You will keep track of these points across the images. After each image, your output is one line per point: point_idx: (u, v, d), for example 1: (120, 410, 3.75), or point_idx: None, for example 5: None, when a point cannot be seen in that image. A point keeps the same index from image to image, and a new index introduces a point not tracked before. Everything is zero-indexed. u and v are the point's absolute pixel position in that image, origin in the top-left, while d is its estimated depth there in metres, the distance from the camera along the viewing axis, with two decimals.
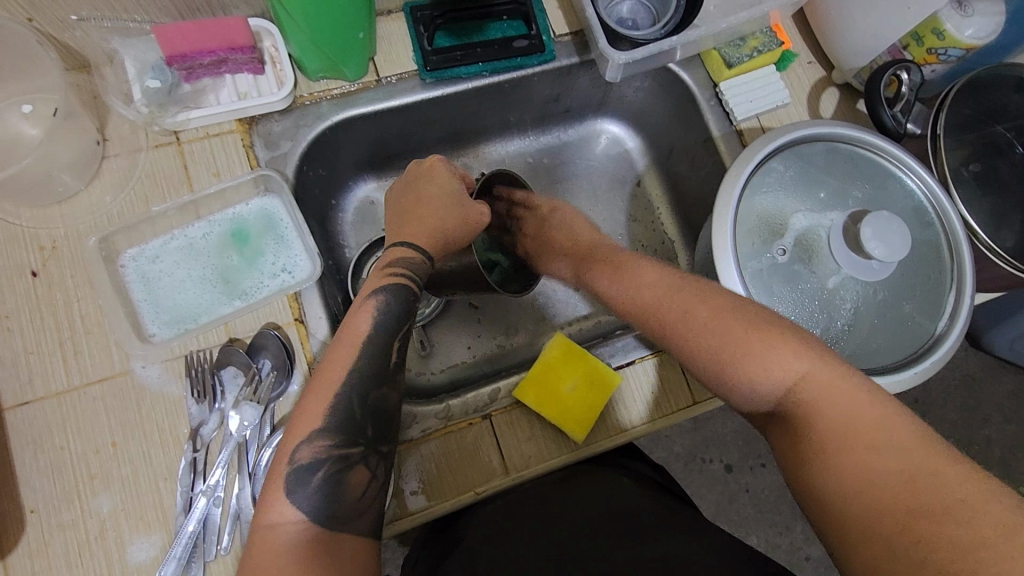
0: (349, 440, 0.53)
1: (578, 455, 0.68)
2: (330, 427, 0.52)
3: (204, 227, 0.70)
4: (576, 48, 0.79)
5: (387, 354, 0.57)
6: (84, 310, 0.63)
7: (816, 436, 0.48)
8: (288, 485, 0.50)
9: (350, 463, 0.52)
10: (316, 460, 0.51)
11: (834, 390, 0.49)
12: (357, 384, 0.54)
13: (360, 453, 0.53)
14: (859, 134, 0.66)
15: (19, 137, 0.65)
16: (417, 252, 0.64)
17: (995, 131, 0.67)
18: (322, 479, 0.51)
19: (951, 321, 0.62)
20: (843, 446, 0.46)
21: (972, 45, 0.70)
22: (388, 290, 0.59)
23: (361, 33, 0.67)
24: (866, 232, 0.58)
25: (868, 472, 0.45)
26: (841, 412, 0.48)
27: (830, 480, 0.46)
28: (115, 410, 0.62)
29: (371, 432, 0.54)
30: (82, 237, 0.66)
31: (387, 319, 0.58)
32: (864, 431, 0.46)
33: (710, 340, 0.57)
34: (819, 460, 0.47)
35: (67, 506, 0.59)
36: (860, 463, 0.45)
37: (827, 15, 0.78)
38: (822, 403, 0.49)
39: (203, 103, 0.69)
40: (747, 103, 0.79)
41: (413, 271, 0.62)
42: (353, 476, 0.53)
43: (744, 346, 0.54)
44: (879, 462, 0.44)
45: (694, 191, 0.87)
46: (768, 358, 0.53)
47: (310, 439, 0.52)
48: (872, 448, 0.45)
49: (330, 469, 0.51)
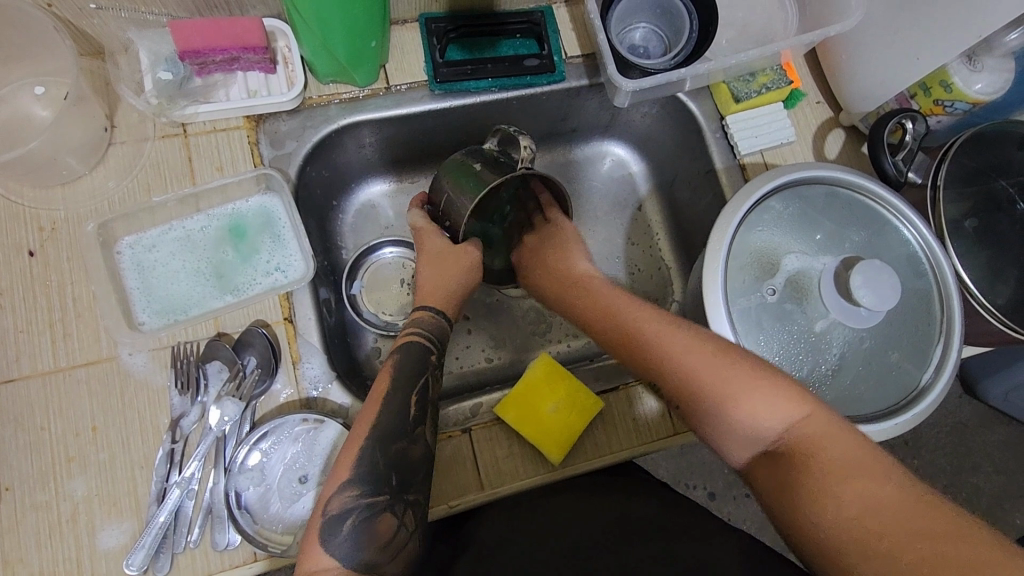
0: (374, 490, 0.54)
1: (554, 476, 0.68)
2: (357, 478, 0.54)
3: (203, 221, 0.70)
4: (586, 70, 0.80)
5: (403, 408, 0.59)
6: (76, 293, 0.64)
7: (810, 465, 0.49)
8: (322, 534, 0.52)
9: (376, 511, 0.53)
10: (345, 509, 0.53)
11: (823, 424, 0.50)
12: (378, 441, 0.56)
13: (387, 501, 0.54)
14: (859, 180, 0.66)
15: (31, 118, 0.67)
16: (422, 307, 0.67)
17: (996, 185, 0.67)
18: (353, 525, 0.52)
19: (936, 374, 0.62)
20: (843, 475, 0.47)
21: (978, 100, 0.71)
22: (401, 348, 0.63)
23: (373, 42, 0.68)
24: (856, 279, 0.58)
25: (870, 498, 0.45)
26: (834, 444, 0.49)
27: (836, 508, 0.46)
28: (98, 395, 0.62)
29: (397, 482, 0.56)
30: (82, 221, 0.66)
31: (403, 371, 0.61)
32: (861, 464, 0.47)
33: (703, 371, 0.56)
34: (818, 490, 0.47)
35: (41, 487, 0.60)
36: (865, 493, 0.46)
37: (837, 57, 0.78)
38: (817, 435, 0.50)
39: (212, 98, 0.70)
40: (753, 138, 0.79)
41: (427, 334, 0.65)
42: (379, 524, 0.53)
43: (735, 376, 0.54)
44: (883, 491, 0.45)
45: (694, 220, 0.87)
46: (760, 391, 0.53)
47: (337, 491, 0.54)
48: (872, 479, 0.46)
49: (360, 516, 0.53)
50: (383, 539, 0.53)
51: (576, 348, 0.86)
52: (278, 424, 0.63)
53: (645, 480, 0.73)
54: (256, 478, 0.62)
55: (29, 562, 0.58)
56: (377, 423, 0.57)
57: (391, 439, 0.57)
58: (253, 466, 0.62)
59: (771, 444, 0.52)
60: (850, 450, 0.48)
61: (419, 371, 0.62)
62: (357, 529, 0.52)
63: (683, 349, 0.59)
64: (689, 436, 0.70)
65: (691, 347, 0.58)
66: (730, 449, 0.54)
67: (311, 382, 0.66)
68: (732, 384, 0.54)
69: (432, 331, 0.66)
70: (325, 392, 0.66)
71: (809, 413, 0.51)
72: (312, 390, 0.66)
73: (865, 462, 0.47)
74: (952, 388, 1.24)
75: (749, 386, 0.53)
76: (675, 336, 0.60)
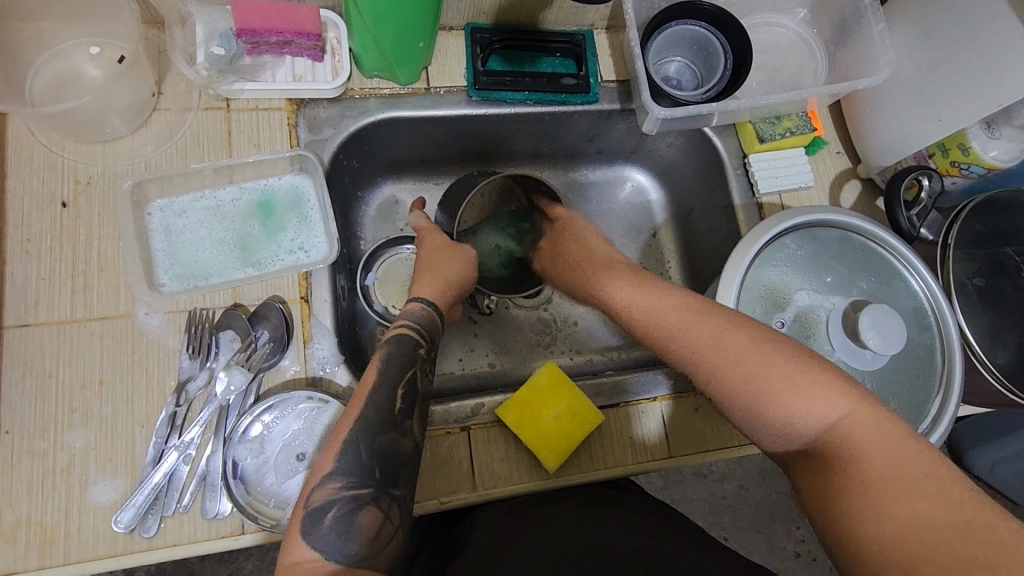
0: (360, 481, 0.53)
1: (546, 484, 0.68)
2: (340, 469, 0.53)
3: (234, 193, 0.72)
4: (619, 95, 0.83)
5: (392, 402, 0.57)
6: (102, 248, 0.65)
7: (849, 469, 0.49)
8: (305, 525, 0.50)
9: (359, 505, 0.52)
10: (328, 501, 0.51)
11: (867, 423, 0.50)
12: (365, 431, 0.55)
13: (371, 494, 0.53)
14: (874, 229, 0.68)
15: (82, 75, 0.69)
16: (415, 299, 0.65)
17: (1003, 251, 0.69)
18: (334, 519, 0.51)
19: (932, 425, 0.63)
20: (881, 486, 0.47)
21: (993, 166, 0.73)
22: (394, 340, 0.61)
23: (422, 42, 0.70)
24: (864, 321, 0.60)
25: (911, 510, 0.45)
26: (877, 446, 0.48)
27: (875, 515, 0.46)
28: (109, 349, 0.63)
29: (382, 476, 0.54)
30: (117, 179, 0.68)
31: (394, 363, 0.59)
32: (904, 472, 0.47)
33: (736, 367, 0.55)
34: (852, 498, 0.48)
35: (41, 433, 0.60)
36: (907, 509, 0.46)
37: (862, 111, 0.81)
38: (860, 436, 0.49)
39: (259, 77, 0.72)
40: (772, 179, 0.82)
41: (418, 324, 0.63)
42: (362, 518, 0.51)
43: (772, 374, 0.53)
44: (926, 507, 0.45)
45: (707, 252, 0.88)
46: (795, 388, 0.52)
47: (321, 482, 0.52)
48: (913, 491, 0.46)
49: (343, 508, 0.51)
50: (368, 532, 0.51)
51: (579, 363, 0.87)
52: (282, 399, 0.63)
53: (634, 500, 0.74)
54: (255, 450, 0.62)
55: (18, 508, 0.58)
56: (364, 414, 0.56)
57: (380, 432, 0.55)
58: (254, 437, 0.63)
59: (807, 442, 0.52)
60: (892, 454, 0.48)
61: (410, 365, 0.60)
62: (339, 522, 0.51)
63: (711, 341, 0.57)
64: (684, 460, 0.71)
65: (720, 340, 0.57)
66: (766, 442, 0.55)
67: (319, 362, 0.66)
68: (767, 384, 0.53)
69: (424, 324, 0.64)
70: (331, 374, 0.66)
71: (845, 413, 0.50)
72: (318, 370, 0.66)
73: (905, 469, 0.47)
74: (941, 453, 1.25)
75: (787, 387, 0.52)
76: (703, 327, 0.58)
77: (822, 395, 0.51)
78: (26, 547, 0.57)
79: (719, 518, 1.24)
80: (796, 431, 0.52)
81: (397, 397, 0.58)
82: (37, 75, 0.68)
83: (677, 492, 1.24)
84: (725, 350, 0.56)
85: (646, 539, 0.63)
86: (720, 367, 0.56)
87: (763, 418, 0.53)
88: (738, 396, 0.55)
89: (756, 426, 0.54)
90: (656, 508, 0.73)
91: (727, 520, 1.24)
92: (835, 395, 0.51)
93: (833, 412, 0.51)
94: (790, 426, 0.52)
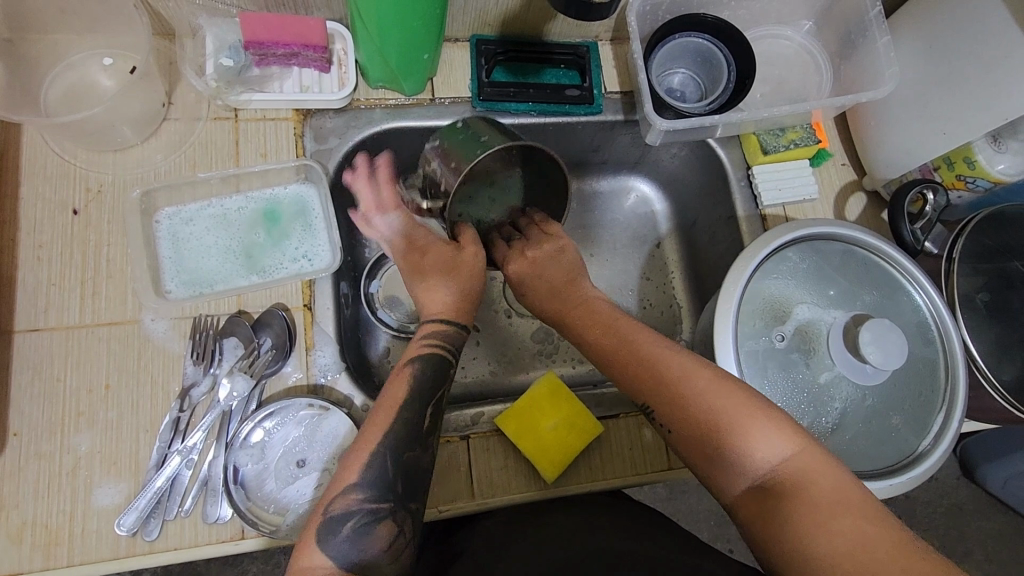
0: (379, 494, 0.53)
1: (544, 495, 0.68)
2: (367, 483, 0.53)
3: (240, 201, 0.73)
4: (623, 107, 0.83)
5: (416, 419, 0.57)
6: (110, 254, 0.67)
7: (803, 502, 0.48)
8: (321, 534, 0.51)
9: (377, 517, 0.52)
10: (347, 512, 0.52)
11: (815, 460, 0.51)
12: (391, 443, 0.55)
13: (389, 507, 0.53)
14: (876, 244, 0.67)
15: (95, 85, 0.70)
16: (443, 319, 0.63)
17: (1010, 265, 0.68)
18: (352, 529, 0.52)
19: (935, 441, 0.62)
20: (833, 511, 0.47)
21: (999, 180, 0.73)
22: (420, 359, 0.61)
23: (426, 55, 0.71)
24: (864, 335, 0.60)
25: (863, 536, 0.45)
26: (825, 479, 0.49)
27: (829, 543, 0.46)
28: (116, 355, 0.64)
29: (402, 490, 0.54)
30: (126, 187, 0.70)
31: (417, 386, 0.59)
32: (853, 504, 0.48)
33: (702, 399, 0.54)
34: (800, 516, 0.48)
35: (48, 437, 0.61)
36: (856, 532, 0.46)
37: (867, 123, 0.80)
38: (811, 470, 0.50)
39: (267, 88, 0.73)
40: (775, 191, 0.81)
41: (447, 341, 0.63)
42: (379, 530, 0.52)
43: (731, 404, 0.53)
44: (873, 530, 0.46)
45: (711, 263, 0.88)
46: (754, 420, 0.53)
47: (343, 491, 0.53)
48: (858, 514, 0.47)
49: (360, 520, 0.52)
50: (382, 545, 0.52)
51: (579, 373, 0.87)
52: (284, 406, 0.64)
53: (634, 509, 0.73)
54: (256, 455, 0.63)
55: (23, 510, 0.59)
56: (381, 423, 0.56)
57: (405, 445, 0.56)
58: (255, 444, 0.64)
59: (759, 476, 0.51)
60: (840, 489, 0.49)
61: (436, 385, 0.60)
62: (356, 532, 0.51)
63: (679, 371, 0.57)
64: (684, 474, 0.70)
65: (688, 373, 0.56)
66: (713, 476, 0.54)
67: (321, 369, 0.67)
68: (727, 413, 0.53)
69: (452, 340, 0.63)
70: (333, 381, 0.67)
71: (797, 448, 0.51)
72: (320, 377, 0.67)
73: (851, 500, 0.48)
74: (951, 468, 1.23)
75: (745, 416, 0.53)
76: (671, 356, 0.58)
77: (779, 431, 0.52)
78: (31, 548, 0.58)
79: (724, 529, 1.23)
80: (750, 463, 0.51)
81: (423, 415, 0.58)
82: (52, 85, 0.69)
83: (682, 502, 1.24)
84: (693, 380, 0.56)
85: (641, 549, 0.63)
86: (683, 396, 0.56)
87: (719, 450, 0.53)
88: (702, 426, 0.54)
89: (712, 457, 0.53)
90: (656, 518, 0.73)
91: (732, 531, 1.23)
92: (788, 430, 0.52)
93: (788, 446, 0.51)
94: (746, 458, 0.52)
